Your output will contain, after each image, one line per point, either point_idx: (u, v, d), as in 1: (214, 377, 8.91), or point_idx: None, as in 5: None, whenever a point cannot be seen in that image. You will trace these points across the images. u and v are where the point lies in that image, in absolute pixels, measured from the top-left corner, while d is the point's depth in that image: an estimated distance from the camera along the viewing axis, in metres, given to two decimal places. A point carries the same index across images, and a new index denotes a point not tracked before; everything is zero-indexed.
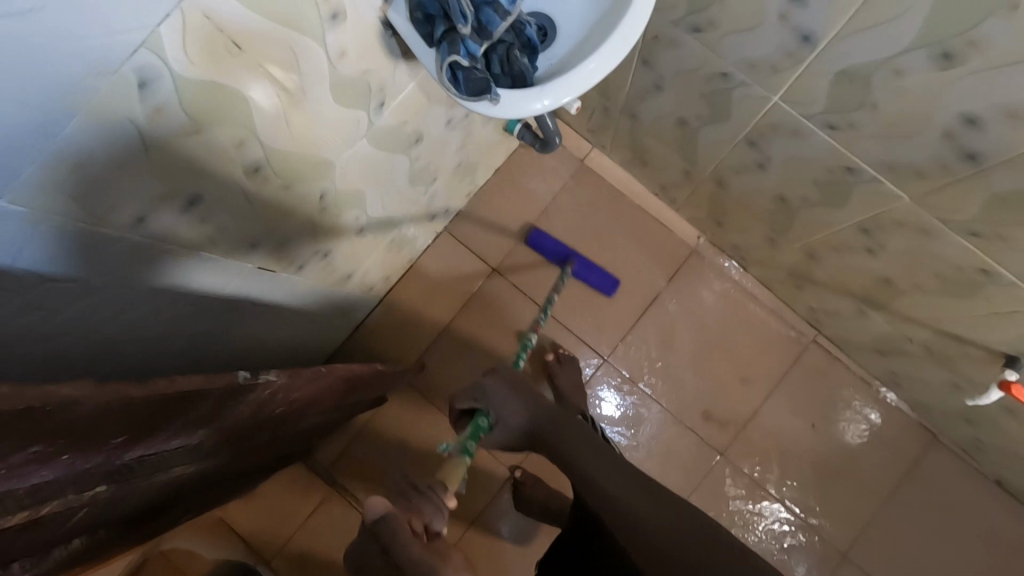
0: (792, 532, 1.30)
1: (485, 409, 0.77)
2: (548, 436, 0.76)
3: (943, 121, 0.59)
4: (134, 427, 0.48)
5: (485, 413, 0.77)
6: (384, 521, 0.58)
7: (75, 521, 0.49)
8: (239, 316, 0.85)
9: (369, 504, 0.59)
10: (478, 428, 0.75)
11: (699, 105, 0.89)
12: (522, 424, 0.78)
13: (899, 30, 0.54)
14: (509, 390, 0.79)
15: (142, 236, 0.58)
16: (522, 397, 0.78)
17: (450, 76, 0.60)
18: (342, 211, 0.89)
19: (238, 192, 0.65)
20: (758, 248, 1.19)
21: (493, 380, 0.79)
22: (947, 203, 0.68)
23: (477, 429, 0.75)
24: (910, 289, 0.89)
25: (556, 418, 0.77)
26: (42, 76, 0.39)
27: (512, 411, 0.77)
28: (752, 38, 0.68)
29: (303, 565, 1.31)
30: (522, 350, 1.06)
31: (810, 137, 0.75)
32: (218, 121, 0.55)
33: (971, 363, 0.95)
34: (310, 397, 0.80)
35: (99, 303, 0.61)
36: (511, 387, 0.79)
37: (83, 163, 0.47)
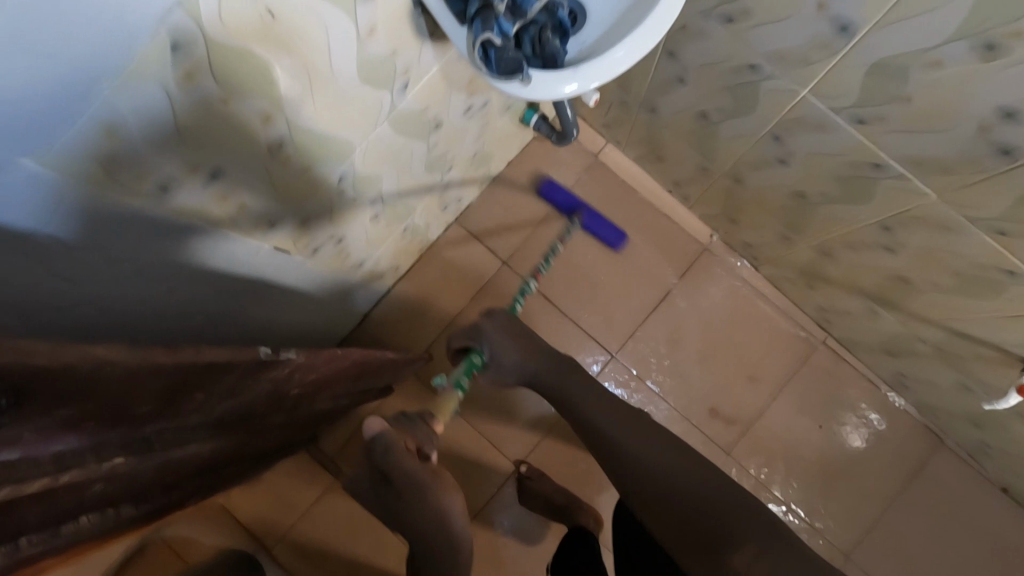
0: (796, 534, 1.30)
1: (479, 349, 0.87)
2: (553, 384, 0.90)
3: (980, 114, 0.59)
4: (158, 399, 0.46)
5: (479, 353, 0.86)
6: (380, 440, 0.68)
7: (94, 493, 0.48)
8: (252, 295, 0.84)
9: (368, 425, 0.69)
10: (472, 364, 0.84)
11: (722, 98, 0.89)
12: (519, 371, 0.89)
13: (942, 19, 0.54)
14: (507, 335, 0.90)
15: (165, 207, 0.57)
16: (521, 349, 0.90)
17: (482, 55, 0.59)
18: (360, 194, 0.88)
19: (260, 167, 0.64)
20: (772, 246, 1.18)
21: (490, 325, 0.89)
22: (975, 200, 0.67)
23: (470, 365, 0.83)
24: (929, 289, 0.88)
25: (556, 365, 0.90)
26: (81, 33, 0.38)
27: (511, 353, 0.89)
28: (785, 28, 0.68)
29: (305, 554, 1.30)
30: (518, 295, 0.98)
31: (837, 131, 0.75)
32: (247, 91, 0.55)
33: (985, 366, 0.95)
34: (325, 379, 0.79)
35: (117, 273, 0.60)
36: (507, 330, 0.90)
37: (115, 128, 0.46)
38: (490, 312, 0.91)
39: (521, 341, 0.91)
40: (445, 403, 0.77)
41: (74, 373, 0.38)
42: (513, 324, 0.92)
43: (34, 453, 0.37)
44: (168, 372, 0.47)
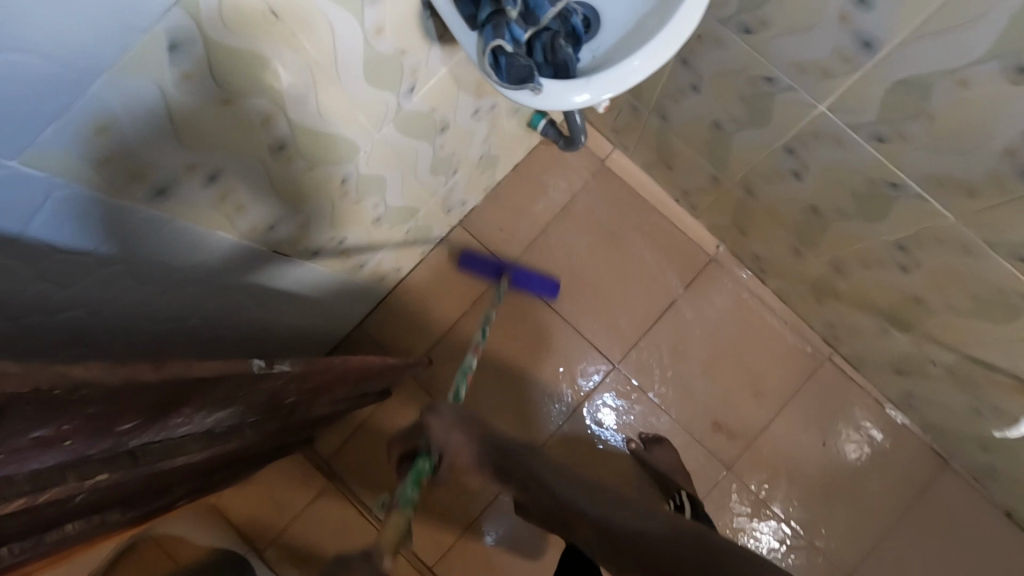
0: (795, 552, 1.28)
1: (428, 451, 0.72)
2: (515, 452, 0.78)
3: (1006, 138, 0.56)
4: (147, 412, 0.45)
5: (426, 456, 0.71)
6: None
7: (76, 505, 0.46)
8: (250, 297, 0.82)
9: None
10: (416, 473, 0.69)
11: (736, 108, 0.87)
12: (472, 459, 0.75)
13: (971, 39, 0.52)
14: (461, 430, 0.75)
15: (161, 209, 0.55)
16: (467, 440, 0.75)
17: (492, 61, 0.57)
18: (362, 197, 0.86)
19: (261, 168, 0.63)
20: (781, 259, 1.16)
21: (436, 421, 0.74)
22: (996, 223, 0.65)
23: (415, 477, 0.69)
24: (943, 309, 0.86)
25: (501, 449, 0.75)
26: (70, 28, 0.36)
27: (459, 449, 0.74)
28: (806, 40, 0.66)
29: (295, 557, 1.28)
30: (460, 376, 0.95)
31: (855, 147, 0.73)
32: (247, 92, 0.53)
33: (999, 391, 0.92)
34: (323, 386, 0.77)
35: (111, 276, 0.58)
36: (457, 423, 0.75)
37: (107, 128, 0.44)
38: (434, 406, 0.76)
39: (465, 433, 0.74)
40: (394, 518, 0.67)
41: (56, 391, 0.36)
42: (457, 416, 0.76)
43: (7, 472, 0.35)
44: (156, 388, 0.44)
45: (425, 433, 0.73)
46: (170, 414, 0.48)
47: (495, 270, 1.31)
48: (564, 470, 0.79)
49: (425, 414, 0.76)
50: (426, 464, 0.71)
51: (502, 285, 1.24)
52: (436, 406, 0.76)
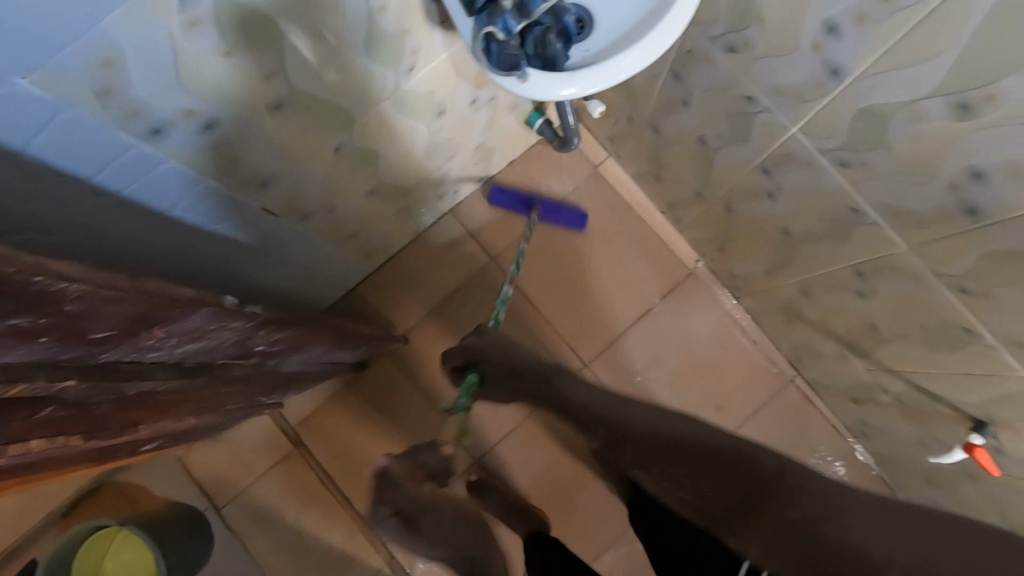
0: None
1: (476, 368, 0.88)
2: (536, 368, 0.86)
3: (951, 173, 0.60)
4: (120, 325, 0.47)
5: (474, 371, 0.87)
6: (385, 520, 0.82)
7: (48, 418, 0.48)
8: (234, 254, 0.85)
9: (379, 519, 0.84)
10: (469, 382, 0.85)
11: (721, 126, 0.91)
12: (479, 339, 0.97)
13: (924, 74, 0.55)
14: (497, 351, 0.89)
15: (156, 148, 0.58)
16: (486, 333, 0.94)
17: (484, 47, 0.61)
18: (356, 168, 0.90)
19: (257, 126, 0.66)
20: (755, 278, 1.20)
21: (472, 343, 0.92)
22: (940, 253, 0.69)
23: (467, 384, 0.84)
24: (895, 338, 0.90)
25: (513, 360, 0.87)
26: None
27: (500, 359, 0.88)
28: (783, 65, 0.70)
29: (254, 517, 1.31)
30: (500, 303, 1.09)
31: (823, 172, 0.77)
32: (252, 47, 0.56)
33: (941, 422, 0.96)
34: (292, 342, 0.81)
35: (101, 209, 0.61)
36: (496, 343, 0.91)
37: (113, 60, 0.47)
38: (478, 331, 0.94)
39: (501, 364, 0.87)
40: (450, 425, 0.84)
41: (26, 285, 0.38)
42: (501, 354, 0.89)
43: None
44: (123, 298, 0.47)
45: (474, 351, 0.90)
46: (140, 334, 0.50)
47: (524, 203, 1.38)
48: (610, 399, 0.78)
49: (473, 340, 0.92)
50: (476, 376, 0.87)
51: (532, 220, 1.31)
52: (482, 332, 0.93)
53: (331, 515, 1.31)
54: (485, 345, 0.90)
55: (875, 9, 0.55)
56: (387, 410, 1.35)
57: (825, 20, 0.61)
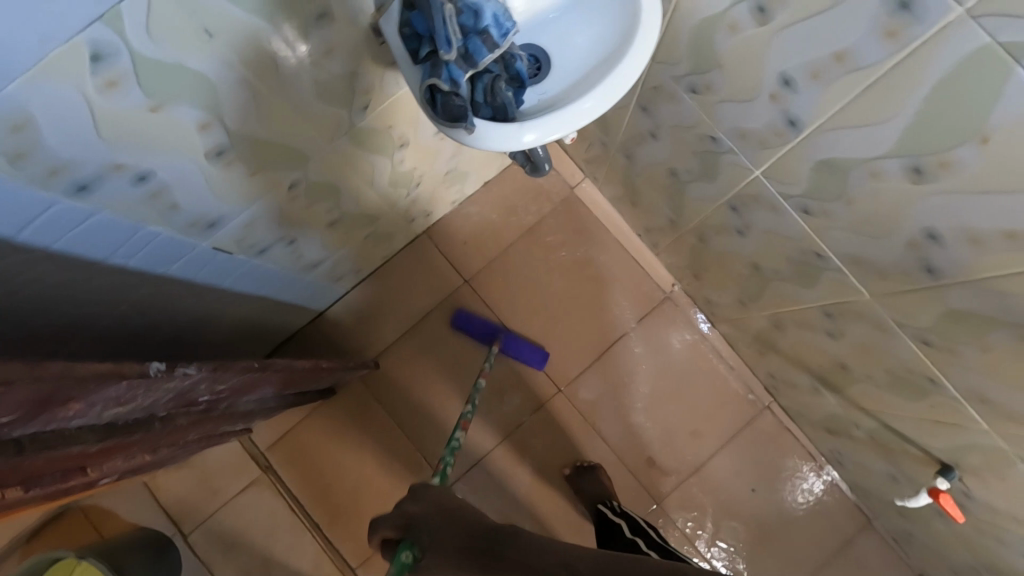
0: None
1: (412, 542, 0.70)
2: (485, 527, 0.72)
3: (908, 231, 0.59)
4: (27, 408, 0.44)
5: (410, 548, 0.69)
6: None
7: None
8: (188, 293, 0.83)
9: None
10: (402, 568, 0.67)
11: (689, 160, 0.89)
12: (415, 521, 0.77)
13: (880, 135, 0.54)
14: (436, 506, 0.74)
15: (85, 203, 0.56)
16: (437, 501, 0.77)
17: (429, 99, 0.59)
18: (314, 202, 0.88)
19: (198, 173, 0.63)
20: (729, 306, 1.18)
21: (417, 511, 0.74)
22: (901, 305, 0.68)
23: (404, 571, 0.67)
24: (863, 378, 0.89)
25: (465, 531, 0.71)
26: None
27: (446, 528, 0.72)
28: (743, 110, 0.68)
29: (221, 543, 1.29)
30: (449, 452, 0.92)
31: (787, 215, 0.75)
32: (183, 103, 0.54)
33: (911, 462, 0.95)
34: (242, 386, 0.78)
35: (33, 263, 0.59)
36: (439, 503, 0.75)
37: (24, 124, 0.45)
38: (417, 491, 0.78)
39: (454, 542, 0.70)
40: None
41: None
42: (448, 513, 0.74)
43: None
44: (34, 387, 0.43)
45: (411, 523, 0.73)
46: (56, 410, 0.47)
47: (486, 335, 1.34)
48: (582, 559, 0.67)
49: (409, 505, 0.75)
50: (410, 555, 0.69)
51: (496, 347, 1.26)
52: (419, 494, 0.77)
53: (301, 541, 1.29)
54: (424, 511, 0.74)
55: (829, 67, 0.53)
56: (358, 435, 1.33)
57: (780, 72, 0.59)
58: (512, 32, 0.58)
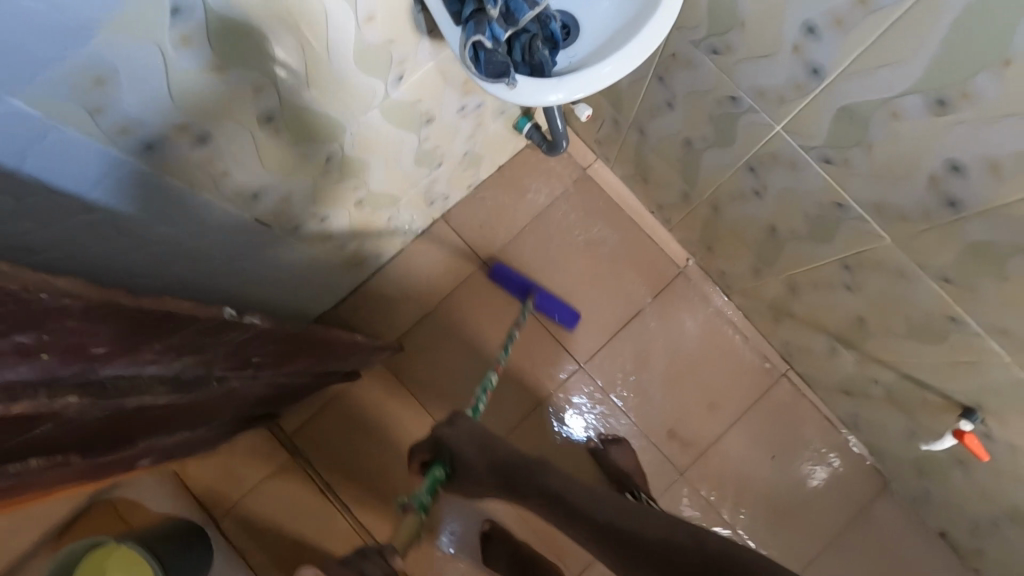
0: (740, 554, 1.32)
1: (445, 460, 0.79)
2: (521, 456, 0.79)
3: (930, 166, 0.62)
4: (118, 340, 0.49)
5: (442, 466, 0.79)
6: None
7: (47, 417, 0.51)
8: (227, 266, 0.86)
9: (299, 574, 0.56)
10: (433, 480, 0.78)
11: (706, 127, 0.92)
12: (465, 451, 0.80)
13: (901, 73, 0.57)
14: (469, 439, 0.79)
15: (146, 165, 0.58)
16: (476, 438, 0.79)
17: (472, 56, 0.62)
18: (346, 177, 0.90)
19: (248, 139, 0.66)
20: (744, 276, 1.22)
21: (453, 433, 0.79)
22: (921, 245, 0.71)
23: (433, 484, 0.78)
24: (882, 331, 0.92)
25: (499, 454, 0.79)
26: None
27: (479, 461, 0.78)
28: (765, 67, 0.71)
29: (250, 529, 1.31)
30: (482, 391, 0.97)
31: (807, 169, 0.78)
32: (243, 63, 0.57)
33: (929, 412, 0.98)
34: (288, 352, 0.82)
35: (97, 226, 0.61)
36: (471, 436, 0.80)
37: (104, 78, 0.48)
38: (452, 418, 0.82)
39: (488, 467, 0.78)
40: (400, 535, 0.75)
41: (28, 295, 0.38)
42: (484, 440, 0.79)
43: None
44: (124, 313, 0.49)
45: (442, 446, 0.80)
46: (140, 348, 0.52)
47: (519, 288, 1.37)
48: (595, 494, 0.77)
49: (443, 428, 0.81)
50: (441, 471, 0.79)
51: (525, 308, 1.29)
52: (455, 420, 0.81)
53: (329, 525, 1.31)
54: (456, 435, 0.79)
55: (851, 10, 0.57)
56: (384, 418, 1.35)
57: (803, 21, 0.62)
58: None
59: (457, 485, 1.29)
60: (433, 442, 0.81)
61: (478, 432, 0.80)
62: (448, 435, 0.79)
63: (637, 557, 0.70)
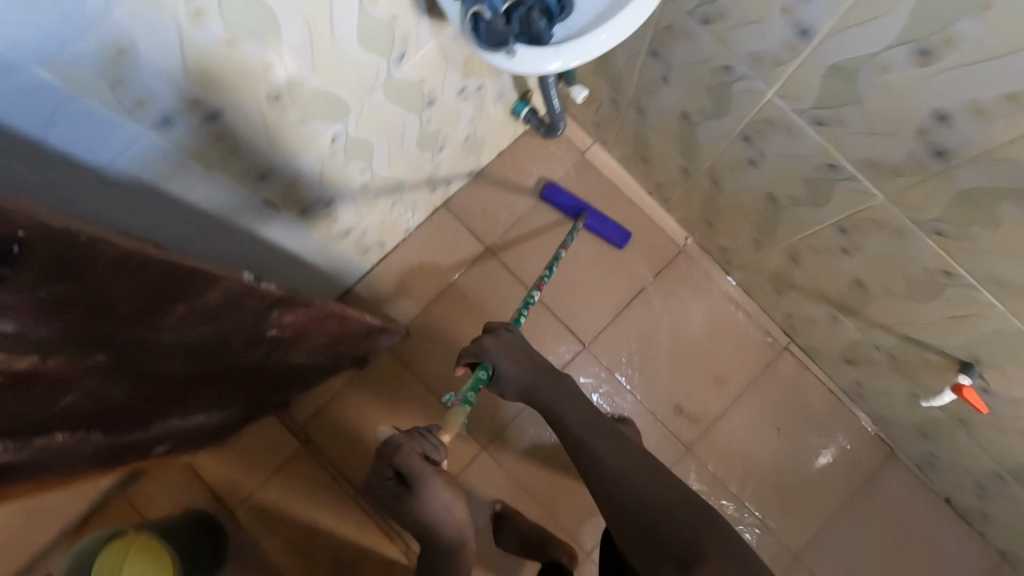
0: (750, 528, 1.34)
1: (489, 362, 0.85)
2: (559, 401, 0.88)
3: (918, 118, 0.64)
4: (148, 301, 0.52)
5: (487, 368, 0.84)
6: (392, 448, 0.77)
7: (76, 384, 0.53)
8: (236, 247, 0.88)
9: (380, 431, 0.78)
10: (478, 380, 0.83)
11: (701, 99, 0.95)
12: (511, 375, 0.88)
13: (886, 26, 0.59)
14: (506, 351, 0.87)
15: (162, 139, 0.61)
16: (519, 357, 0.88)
17: (472, 27, 0.65)
18: (351, 159, 0.92)
19: (257, 116, 0.68)
20: (744, 250, 1.24)
21: (497, 345, 0.87)
22: (914, 200, 0.73)
23: (478, 383, 0.83)
24: (880, 292, 0.94)
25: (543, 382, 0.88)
26: None
27: (509, 372, 0.87)
28: (756, 32, 0.74)
29: (265, 519, 1.32)
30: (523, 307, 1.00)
31: (801, 133, 0.80)
32: (253, 38, 0.59)
33: (930, 372, 1.00)
34: (302, 329, 0.83)
35: (111, 202, 0.64)
36: (510, 349, 0.88)
37: (124, 50, 0.50)
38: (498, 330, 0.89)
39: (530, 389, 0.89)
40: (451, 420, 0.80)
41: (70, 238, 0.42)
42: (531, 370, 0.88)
43: (19, 329, 0.41)
44: (154, 270, 0.50)
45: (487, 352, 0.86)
46: (160, 312, 0.54)
47: (574, 210, 1.40)
48: (621, 459, 0.80)
49: (490, 339, 0.88)
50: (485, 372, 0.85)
51: (580, 224, 1.33)
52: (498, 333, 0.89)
53: (342, 511, 1.32)
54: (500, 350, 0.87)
55: None
56: (394, 405, 1.37)
57: None
58: None
59: (467, 467, 1.29)
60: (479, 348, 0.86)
61: (516, 344, 0.89)
62: (490, 344, 0.87)
63: (631, 526, 0.75)
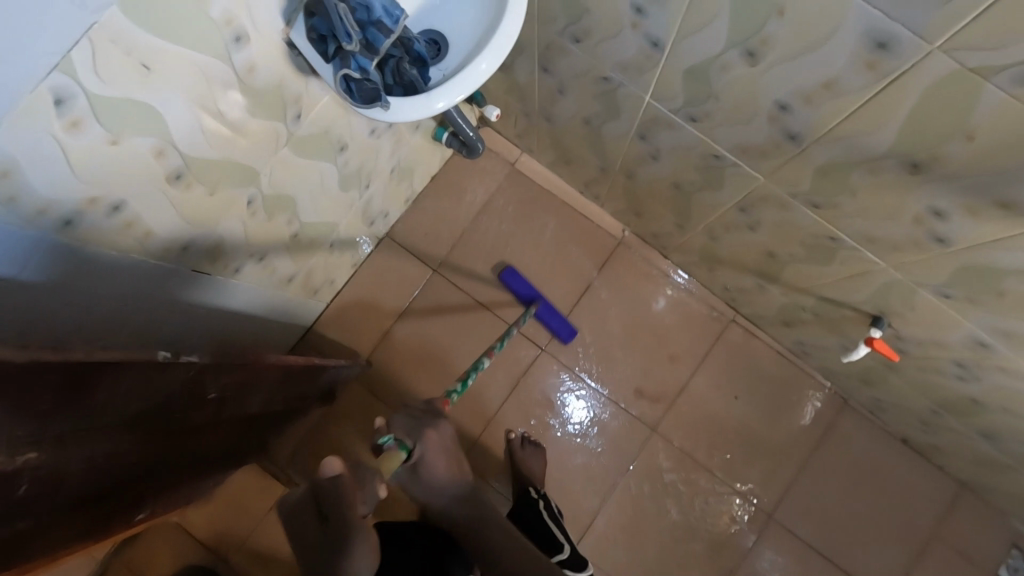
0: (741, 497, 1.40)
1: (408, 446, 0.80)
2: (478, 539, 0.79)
3: (766, 107, 0.69)
4: (60, 394, 0.57)
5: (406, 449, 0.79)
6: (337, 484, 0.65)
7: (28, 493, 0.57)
8: (179, 317, 0.93)
9: (328, 462, 0.66)
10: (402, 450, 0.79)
11: (595, 105, 1.00)
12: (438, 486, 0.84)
13: (714, 33, 0.65)
14: (441, 451, 0.85)
15: (68, 239, 0.65)
16: (450, 462, 0.85)
17: (345, 87, 0.70)
18: (273, 215, 0.96)
19: (162, 198, 0.73)
20: (671, 234, 1.30)
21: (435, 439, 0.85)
22: (785, 177, 0.79)
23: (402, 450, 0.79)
24: (788, 259, 0.99)
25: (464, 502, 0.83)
26: None
27: (442, 475, 0.84)
28: (617, 43, 0.79)
29: (261, 561, 1.36)
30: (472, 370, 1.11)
31: (681, 128, 0.86)
32: (138, 132, 0.63)
33: (851, 326, 1.06)
34: (245, 381, 0.88)
35: (40, 299, 0.68)
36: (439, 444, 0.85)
37: (10, 171, 0.55)
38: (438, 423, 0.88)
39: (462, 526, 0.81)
40: (390, 460, 0.76)
41: None
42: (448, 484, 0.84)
43: None
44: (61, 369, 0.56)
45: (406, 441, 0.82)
46: (79, 399, 0.59)
47: (527, 296, 1.43)
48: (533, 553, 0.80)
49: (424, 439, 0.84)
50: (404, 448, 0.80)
51: (530, 311, 1.37)
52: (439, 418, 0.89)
53: None
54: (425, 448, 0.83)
55: None
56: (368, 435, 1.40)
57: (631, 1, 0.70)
58: (403, 19, 0.71)
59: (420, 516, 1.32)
60: (414, 430, 0.85)
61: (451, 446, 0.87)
62: (434, 436, 0.85)
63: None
